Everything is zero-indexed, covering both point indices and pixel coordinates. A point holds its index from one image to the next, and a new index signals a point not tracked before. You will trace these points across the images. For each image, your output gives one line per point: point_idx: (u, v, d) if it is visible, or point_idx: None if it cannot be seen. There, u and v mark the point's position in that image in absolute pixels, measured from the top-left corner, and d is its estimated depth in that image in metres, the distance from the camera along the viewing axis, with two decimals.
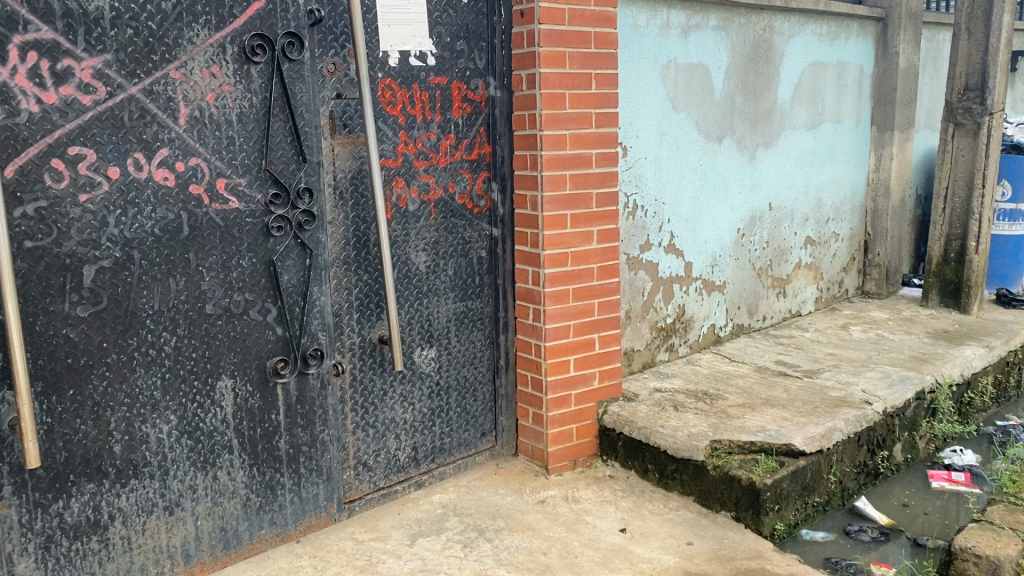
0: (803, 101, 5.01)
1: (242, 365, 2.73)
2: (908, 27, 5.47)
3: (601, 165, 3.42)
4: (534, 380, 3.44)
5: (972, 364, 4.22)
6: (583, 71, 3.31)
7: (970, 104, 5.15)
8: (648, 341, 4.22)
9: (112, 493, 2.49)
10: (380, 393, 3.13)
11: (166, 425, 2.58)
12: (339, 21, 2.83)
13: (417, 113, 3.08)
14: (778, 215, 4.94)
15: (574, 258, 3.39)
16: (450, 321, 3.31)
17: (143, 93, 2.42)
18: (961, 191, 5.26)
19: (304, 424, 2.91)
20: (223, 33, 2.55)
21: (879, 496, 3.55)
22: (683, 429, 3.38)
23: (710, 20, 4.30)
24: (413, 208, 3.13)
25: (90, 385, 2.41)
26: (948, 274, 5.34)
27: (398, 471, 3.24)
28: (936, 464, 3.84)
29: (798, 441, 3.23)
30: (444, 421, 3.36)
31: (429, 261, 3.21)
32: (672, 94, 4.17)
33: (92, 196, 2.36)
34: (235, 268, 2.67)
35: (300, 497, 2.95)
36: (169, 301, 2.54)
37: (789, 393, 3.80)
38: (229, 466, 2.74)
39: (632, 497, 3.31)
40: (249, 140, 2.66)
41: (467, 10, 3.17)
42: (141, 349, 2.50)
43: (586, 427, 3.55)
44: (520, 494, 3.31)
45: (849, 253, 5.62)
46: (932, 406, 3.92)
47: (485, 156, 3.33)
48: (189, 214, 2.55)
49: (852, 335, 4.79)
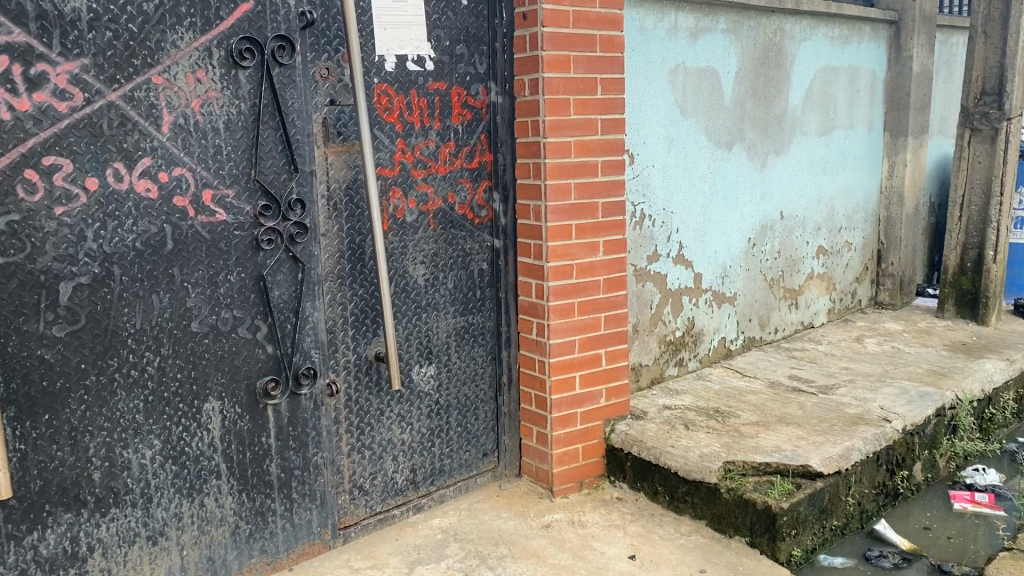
0: (814, 106, 4.87)
1: (231, 386, 2.59)
2: (921, 29, 5.34)
3: (608, 173, 3.28)
4: (538, 398, 3.29)
5: (993, 378, 4.07)
6: (589, 76, 3.17)
7: (987, 109, 5.00)
8: (656, 355, 4.08)
9: (90, 523, 2.35)
10: (377, 413, 2.98)
11: (149, 450, 2.44)
12: (332, 24, 2.69)
13: (415, 120, 2.95)
14: (789, 223, 4.80)
15: (579, 270, 3.24)
16: (449, 336, 3.17)
17: (123, 99, 2.28)
18: (978, 198, 5.12)
19: (296, 446, 2.77)
20: (209, 36, 2.42)
21: (899, 518, 3.40)
22: (694, 449, 3.23)
23: (719, 23, 4.17)
24: (411, 219, 2.99)
25: (67, 409, 2.27)
26: (965, 284, 5.19)
27: (396, 494, 3.09)
28: (958, 483, 3.68)
29: (815, 462, 3.08)
30: (444, 442, 3.22)
31: (428, 275, 3.07)
32: (680, 100, 4.03)
33: (69, 209, 2.22)
34: (222, 284, 2.53)
35: (292, 524, 2.81)
36: (152, 319, 2.40)
37: (804, 410, 3.65)
38: (217, 492, 2.60)
39: (641, 521, 3.16)
40: (238, 149, 2.52)
41: (468, 13, 3.04)
42: (122, 370, 2.36)
43: (592, 447, 3.40)
44: (524, 518, 3.15)
45: (862, 262, 5.47)
46: (952, 422, 3.77)
47: (486, 164, 3.19)
48: (173, 227, 2.41)
49: (866, 348, 4.64)
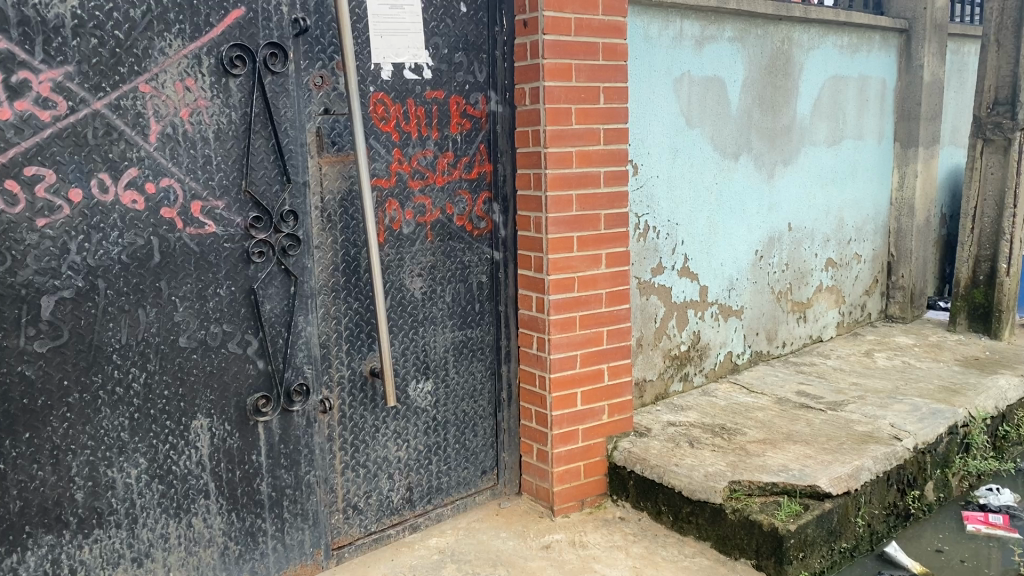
0: (823, 116, 4.79)
1: (220, 403, 2.51)
2: (932, 38, 5.26)
3: (611, 184, 3.20)
4: (538, 414, 3.21)
5: (1007, 395, 3.96)
6: (590, 85, 3.10)
7: (1000, 119, 4.91)
8: (660, 371, 3.99)
9: (73, 545, 2.28)
10: (372, 430, 2.90)
11: (135, 469, 2.37)
12: (327, 31, 2.62)
13: (412, 129, 2.88)
14: (797, 235, 4.71)
15: (581, 284, 3.17)
16: (447, 351, 3.09)
17: (109, 108, 2.22)
18: (991, 210, 5.02)
19: (288, 465, 2.69)
20: (199, 43, 2.35)
21: (910, 540, 3.30)
22: (699, 468, 3.14)
23: (726, 31, 4.10)
24: (408, 230, 2.91)
25: (48, 427, 2.20)
26: (977, 297, 5.10)
27: (392, 513, 3.01)
28: (971, 504, 3.58)
29: (823, 482, 2.98)
30: (441, 459, 3.14)
31: (425, 288, 3.00)
32: (685, 110, 3.95)
33: (51, 221, 2.16)
34: (211, 297, 2.46)
35: (283, 545, 2.73)
36: (138, 334, 2.33)
37: (812, 427, 3.56)
38: (205, 512, 2.52)
39: (643, 542, 3.07)
40: (228, 159, 2.45)
41: (467, 20, 2.97)
42: (106, 387, 2.29)
43: (594, 465, 3.31)
44: (524, 539, 3.07)
45: (871, 275, 5.38)
46: (965, 441, 3.67)
47: (485, 174, 3.12)
48: (160, 239, 2.34)
49: (876, 362, 4.55)
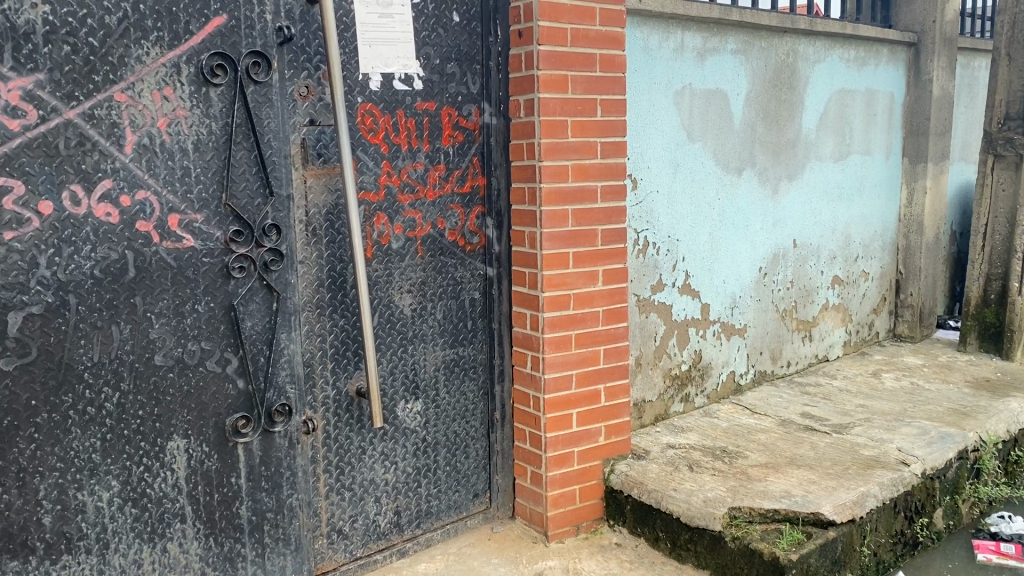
0: (829, 130, 4.69)
1: (198, 423, 2.42)
2: (942, 52, 5.16)
3: (607, 199, 3.11)
4: (532, 436, 3.11)
5: (1019, 419, 3.84)
6: (588, 97, 3.01)
7: (1011, 134, 4.79)
8: (660, 391, 3.88)
9: (39, 571, 2.19)
10: (358, 452, 2.81)
11: (106, 492, 2.28)
12: (312, 40, 2.54)
13: (402, 141, 2.80)
14: (803, 252, 4.60)
15: (577, 301, 3.07)
16: (438, 370, 3.00)
17: (82, 117, 2.14)
18: (1002, 227, 4.90)
19: (268, 488, 2.60)
20: (177, 52, 2.27)
21: (917, 569, 3.18)
22: (698, 494, 3.03)
23: (729, 43, 4.01)
24: (397, 245, 2.83)
25: (15, 449, 2.12)
26: (988, 317, 4.98)
27: (378, 538, 2.91)
28: (981, 532, 3.46)
29: (827, 509, 2.86)
30: (431, 482, 3.04)
31: (415, 305, 2.90)
32: (687, 123, 3.86)
33: (20, 234, 2.08)
34: (189, 314, 2.38)
35: (263, 571, 2.62)
36: (111, 351, 2.25)
37: (816, 451, 3.44)
38: (181, 537, 2.43)
39: (640, 570, 2.95)
40: (207, 171, 2.37)
41: (460, 30, 2.89)
42: (77, 407, 2.20)
43: (590, 488, 3.21)
44: (516, 565, 2.96)
45: (880, 293, 5.26)
46: (976, 466, 3.55)
47: (478, 188, 3.03)
48: (134, 254, 2.26)
49: (883, 384, 4.42)
